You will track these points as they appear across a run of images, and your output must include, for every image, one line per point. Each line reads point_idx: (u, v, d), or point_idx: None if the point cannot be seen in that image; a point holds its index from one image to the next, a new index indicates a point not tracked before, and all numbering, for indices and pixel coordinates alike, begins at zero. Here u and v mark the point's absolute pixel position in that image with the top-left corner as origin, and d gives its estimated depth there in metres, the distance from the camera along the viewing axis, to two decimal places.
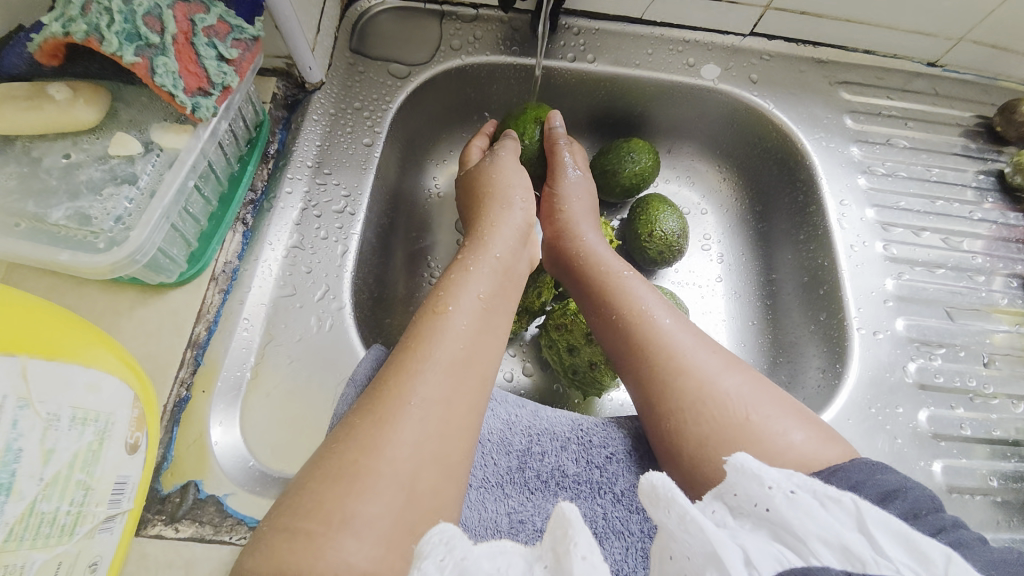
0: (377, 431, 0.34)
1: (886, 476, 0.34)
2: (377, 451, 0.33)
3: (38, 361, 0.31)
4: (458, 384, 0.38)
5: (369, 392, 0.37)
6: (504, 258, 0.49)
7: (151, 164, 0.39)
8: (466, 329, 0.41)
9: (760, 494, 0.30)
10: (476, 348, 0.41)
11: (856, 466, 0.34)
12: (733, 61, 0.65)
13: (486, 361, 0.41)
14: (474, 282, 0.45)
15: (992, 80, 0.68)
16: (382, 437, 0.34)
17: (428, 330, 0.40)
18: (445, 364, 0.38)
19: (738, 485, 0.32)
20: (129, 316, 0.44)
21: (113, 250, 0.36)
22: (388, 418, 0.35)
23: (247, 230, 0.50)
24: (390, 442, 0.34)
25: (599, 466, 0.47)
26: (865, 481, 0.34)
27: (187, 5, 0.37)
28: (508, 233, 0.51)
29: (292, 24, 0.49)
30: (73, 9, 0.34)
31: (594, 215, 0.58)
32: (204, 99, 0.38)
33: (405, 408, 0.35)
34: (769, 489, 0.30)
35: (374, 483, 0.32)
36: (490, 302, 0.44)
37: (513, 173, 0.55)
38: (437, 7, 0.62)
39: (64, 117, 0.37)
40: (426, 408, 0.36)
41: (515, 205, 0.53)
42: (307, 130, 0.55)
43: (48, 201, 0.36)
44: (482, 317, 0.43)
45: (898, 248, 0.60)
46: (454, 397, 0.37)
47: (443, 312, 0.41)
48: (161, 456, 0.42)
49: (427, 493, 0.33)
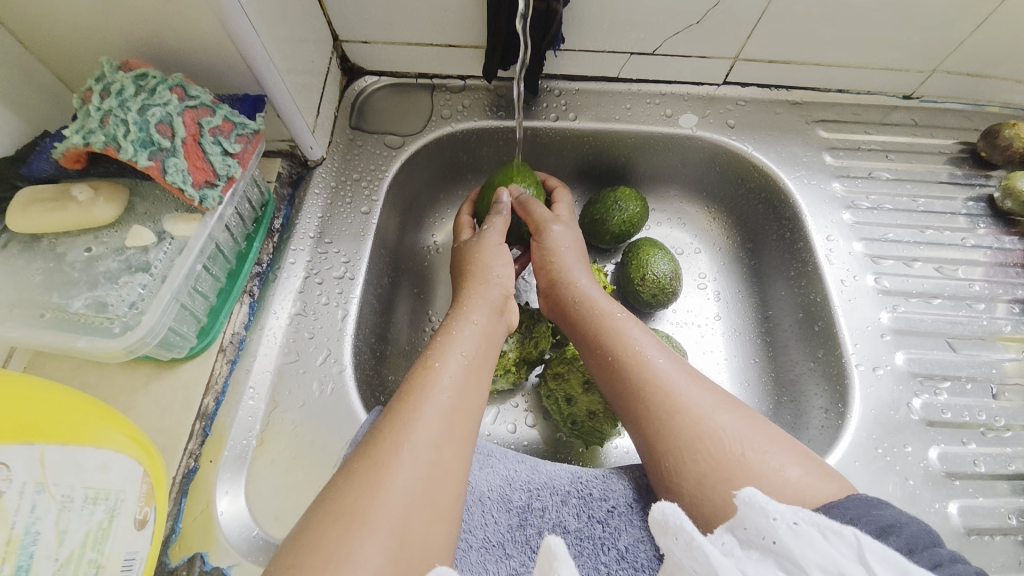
0: (374, 475, 0.36)
1: (882, 511, 0.34)
2: (374, 491, 0.35)
3: (55, 447, 0.33)
4: (449, 431, 0.40)
5: (367, 438, 0.39)
6: (484, 325, 0.51)
7: (164, 252, 0.44)
8: (453, 383, 0.43)
9: (767, 527, 0.33)
10: (463, 398, 0.43)
11: (852, 502, 0.35)
12: (710, 109, 0.68)
13: (470, 413, 0.43)
14: (459, 342, 0.47)
15: (974, 106, 0.69)
16: (379, 480, 0.35)
17: (419, 382, 0.42)
18: (435, 412, 0.40)
19: (747, 519, 0.34)
20: (144, 391, 0.46)
21: (126, 334, 0.40)
22: (384, 459, 0.37)
23: (253, 301, 0.53)
24: (386, 485, 0.35)
25: (601, 520, 0.45)
26: (862, 516, 0.34)
27: (195, 110, 0.42)
28: (489, 302, 0.53)
29: (291, 110, 0.53)
30: (93, 123, 0.40)
31: (585, 265, 0.58)
32: (210, 190, 0.43)
33: (399, 453, 0.37)
34: (774, 521, 0.33)
35: (371, 525, 0.33)
36: (474, 361, 0.46)
37: (492, 253, 0.57)
38: (428, 81, 0.67)
39: (85, 214, 0.43)
40: (420, 451, 0.38)
41: (495, 279, 0.55)
42: (310, 204, 0.59)
43: (69, 292, 0.41)
44: (470, 371, 0.45)
45: (890, 280, 0.60)
46: (445, 441, 0.39)
47: (431, 367, 0.44)
48: (170, 529, 0.43)
49: (422, 534, 0.35)
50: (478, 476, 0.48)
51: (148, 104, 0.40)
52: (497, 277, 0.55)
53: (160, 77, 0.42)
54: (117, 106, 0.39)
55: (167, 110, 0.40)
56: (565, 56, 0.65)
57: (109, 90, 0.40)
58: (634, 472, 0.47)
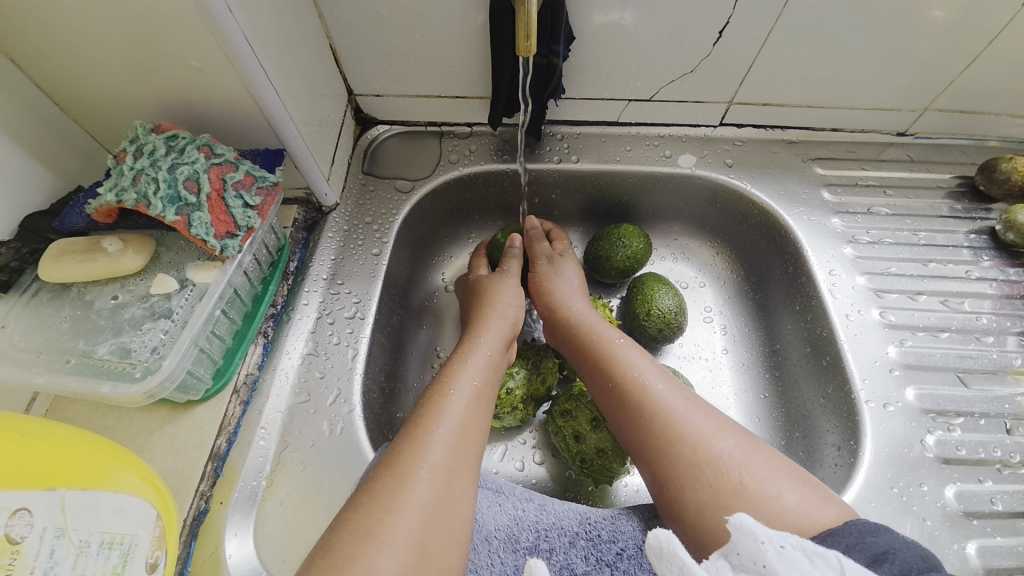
0: (394, 493, 0.38)
1: (875, 538, 0.34)
2: (394, 508, 0.37)
3: (75, 492, 0.34)
4: (459, 449, 0.43)
5: (382, 462, 0.41)
6: (495, 355, 0.53)
7: (185, 298, 0.46)
8: (464, 408, 0.46)
9: (757, 551, 0.33)
10: (469, 419, 0.45)
11: (846, 529, 0.35)
12: (708, 149, 0.71)
13: (479, 437, 0.45)
14: (470, 369, 0.50)
15: (969, 141, 0.71)
16: (398, 495, 0.38)
17: (433, 408, 0.45)
18: (449, 435, 0.43)
19: (740, 544, 0.34)
20: (159, 432, 0.48)
21: (147, 378, 0.41)
22: (401, 479, 0.39)
23: (267, 342, 0.55)
24: (405, 504, 0.38)
25: (609, 564, 0.44)
26: (856, 543, 0.34)
27: (220, 167, 0.45)
28: (499, 334, 0.55)
29: (308, 161, 0.56)
30: (126, 181, 0.43)
31: (584, 292, 0.61)
32: (231, 240, 0.46)
33: (416, 470, 0.40)
34: (762, 544, 0.33)
35: (390, 537, 0.36)
36: (483, 388, 0.49)
37: (505, 285, 0.61)
38: (436, 128, 0.71)
39: (114, 264, 0.45)
40: (434, 472, 0.40)
41: (508, 314, 0.58)
42: (323, 247, 0.62)
43: (95, 338, 0.43)
44: (475, 395, 0.47)
45: (896, 314, 0.61)
46: (456, 461, 0.42)
47: (446, 393, 0.46)
48: (179, 572, 0.43)
49: (437, 548, 0.37)
50: (485, 514, 0.47)
51: (178, 162, 0.44)
52: (510, 313, 0.58)
53: (189, 138, 0.45)
54: (149, 165, 0.43)
55: (195, 167, 0.44)
56: (566, 103, 0.68)
57: (142, 151, 0.44)
58: (643, 512, 0.46)
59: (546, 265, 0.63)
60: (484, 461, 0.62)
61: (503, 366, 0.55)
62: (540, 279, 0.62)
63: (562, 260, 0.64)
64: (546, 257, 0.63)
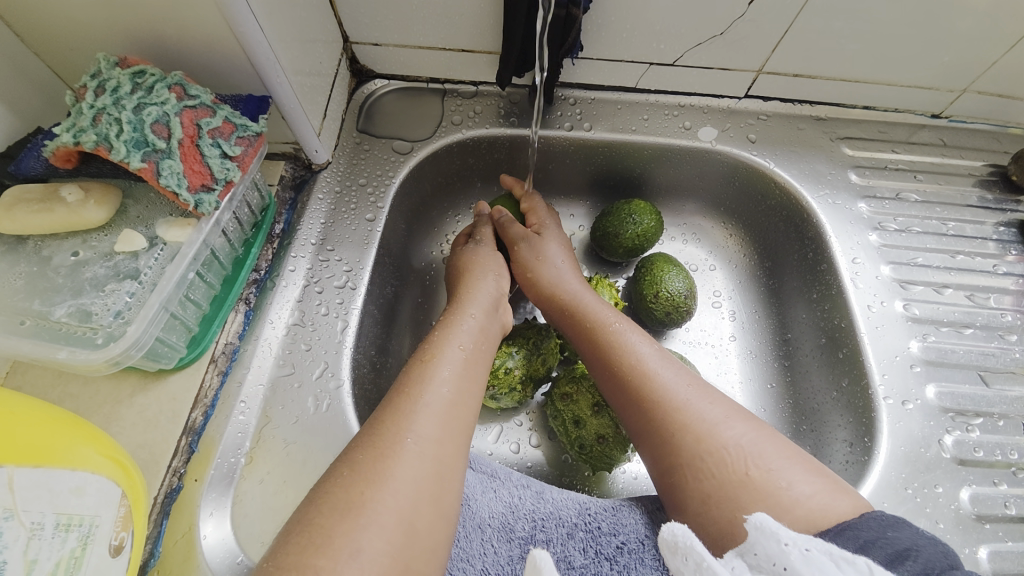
0: (379, 465, 0.35)
1: (898, 533, 0.32)
2: (380, 483, 0.34)
3: (25, 470, 0.31)
4: (451, 424, 0.39)
5: (366, 430, 0.38)
6: (480, 319, 0.49)
7: (155, 258, 0.41)
8: (453, 376, 0.42)
9: (778, 552, 0.32)
10: (463, 391, 0.42)
11: (867, 523, 0.33)
12: (730, 122, 0.65)
13: (470, 407, 0.42)
14: (458, 335, 0.46)
15: (1004, 128, 0.66)
16: (385, 470, 0.35)
17: (417, 378, 0.41)
18: (437, 407, 0.40)
19: (758, 544, 0.33)
20: (129, 403, 0.44)
21: (109, 346, 0.37)
22: (389, 453, 0.36)
23: (249, 310, 0.51)
24: (392, 477, 0.35)
25: (610, 558, 0.41)
26: (876, 539, 0.32)
27: (194, 110, 0.40)
28: (488, 300, 0.52)
29: (296, 112, 0.51)
30: (84, 120, 0.38)
31: (573, 271, 0.57)
32: (206, 195, 0.41)
33: (405, 445, 0.36)
34: (785, 546, 0.32)
35: (375, 515, 0.33)
36: (475, 358, 0.45)
37: (493, 260, 0.56)
38: (439, 86, 0.65)
39: (75, 217, 0.41)
40: (424, 446, 0.37)
41: (490, 276, 0.55)
42: (312, 209, 0.57)
43: (52, 298, 0.39)
44: (467, 367, 0.44)
45: (920, 307, 0.58)
46: (447, 435, 0.39)
47: (429, 360, 0.43)
48: (148, 553, 0.40)
49: (424, 530, 0.34)
50: (479, 501, 0.45)
51: (144, 102, 0.39)
52: (491, 275, 0.55)
53: (159, 75, 0.40)
54: (112, 104, 0.38)
55: (165, 109, 0.39)
56: (582, 64, 0.62)
57: (105, 87, 0.39)
58: (647, 504, 0.44)
59: (527, 250, 0.57)
60: (478, 442, 0.60)
61: (501, 339, 0.51)
62: (522, 267, 0.58)
63: (541, 241, 0.58)
64: (523, 240, 0.58)
